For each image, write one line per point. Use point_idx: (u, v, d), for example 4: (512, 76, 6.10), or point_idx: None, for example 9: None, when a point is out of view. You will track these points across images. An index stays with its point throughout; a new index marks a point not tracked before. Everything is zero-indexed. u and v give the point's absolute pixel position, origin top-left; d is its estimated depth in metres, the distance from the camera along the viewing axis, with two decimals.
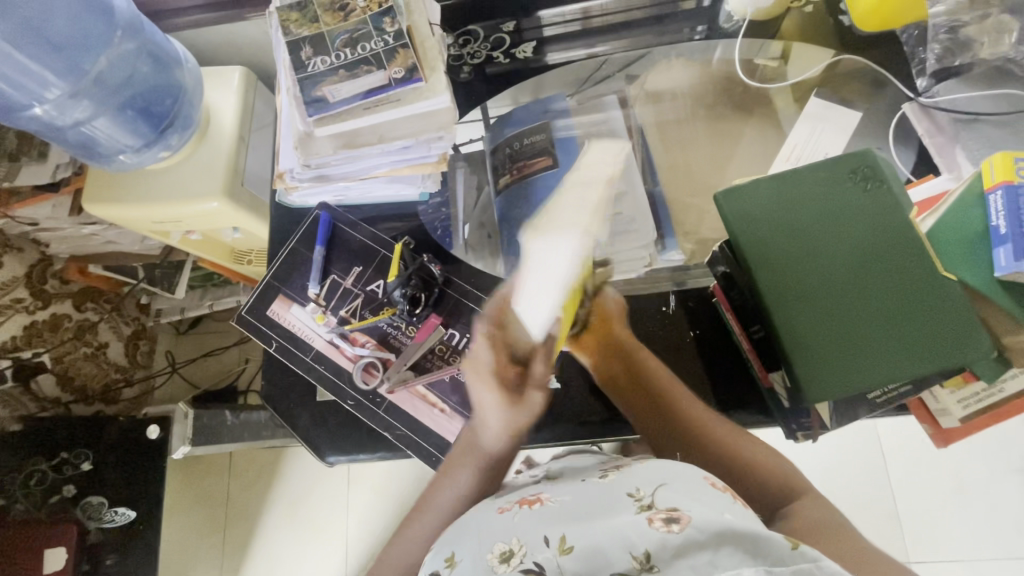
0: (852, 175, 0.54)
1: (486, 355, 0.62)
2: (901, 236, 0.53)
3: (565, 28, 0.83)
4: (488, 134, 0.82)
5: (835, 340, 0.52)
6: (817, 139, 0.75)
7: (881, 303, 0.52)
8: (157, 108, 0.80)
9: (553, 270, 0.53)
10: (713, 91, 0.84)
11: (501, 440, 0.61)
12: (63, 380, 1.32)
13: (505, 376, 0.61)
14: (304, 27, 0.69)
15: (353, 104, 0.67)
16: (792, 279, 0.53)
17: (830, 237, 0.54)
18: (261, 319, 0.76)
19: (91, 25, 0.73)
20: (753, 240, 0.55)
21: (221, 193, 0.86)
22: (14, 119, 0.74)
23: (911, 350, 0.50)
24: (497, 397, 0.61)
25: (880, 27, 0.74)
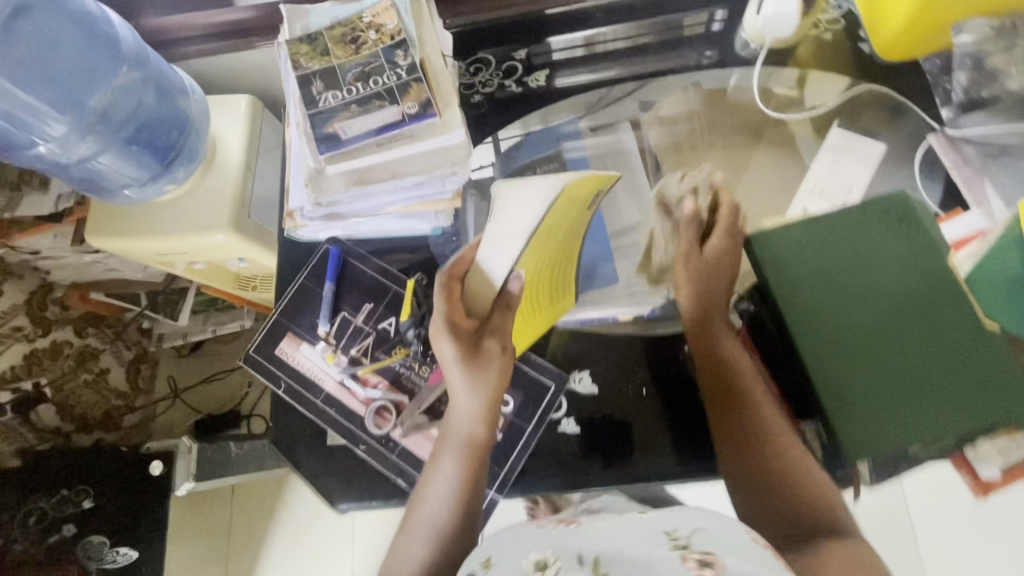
0: (884, 218, 0.53)
1: (441, 312, 0.61)
2: (933, 282, 0.51)
3: (572, 54, 0.85)
4: (498, 162, 0.82)
5: (871, 386, 0.50)
6: (840, 170, 0.73)
7: (920, 350, 0.50)
8: (162, 141, 0.77)
9: (518, 218, 0.52)
10: (733, 117, 0.80)
11: (473, 418, 0.61)
12: (64, 408, 1.31)
13: (461, 331, 0.60)
14: (314, 60, 0.68)
15: (366, 141, 0.64)
16: (827, 324, 0.52)
17: (864, 280, 0.52)
18: (269, 358, 0.75)
19: (94, 60, 0.70)
20: (785, 285, 0.53)
21: (227, 225, 0.84)
22: (19, 157, 0.73)
23: (956, 400, 0.48)
24: (458, 350, 0.60)
25: (896, 55, 0.73)
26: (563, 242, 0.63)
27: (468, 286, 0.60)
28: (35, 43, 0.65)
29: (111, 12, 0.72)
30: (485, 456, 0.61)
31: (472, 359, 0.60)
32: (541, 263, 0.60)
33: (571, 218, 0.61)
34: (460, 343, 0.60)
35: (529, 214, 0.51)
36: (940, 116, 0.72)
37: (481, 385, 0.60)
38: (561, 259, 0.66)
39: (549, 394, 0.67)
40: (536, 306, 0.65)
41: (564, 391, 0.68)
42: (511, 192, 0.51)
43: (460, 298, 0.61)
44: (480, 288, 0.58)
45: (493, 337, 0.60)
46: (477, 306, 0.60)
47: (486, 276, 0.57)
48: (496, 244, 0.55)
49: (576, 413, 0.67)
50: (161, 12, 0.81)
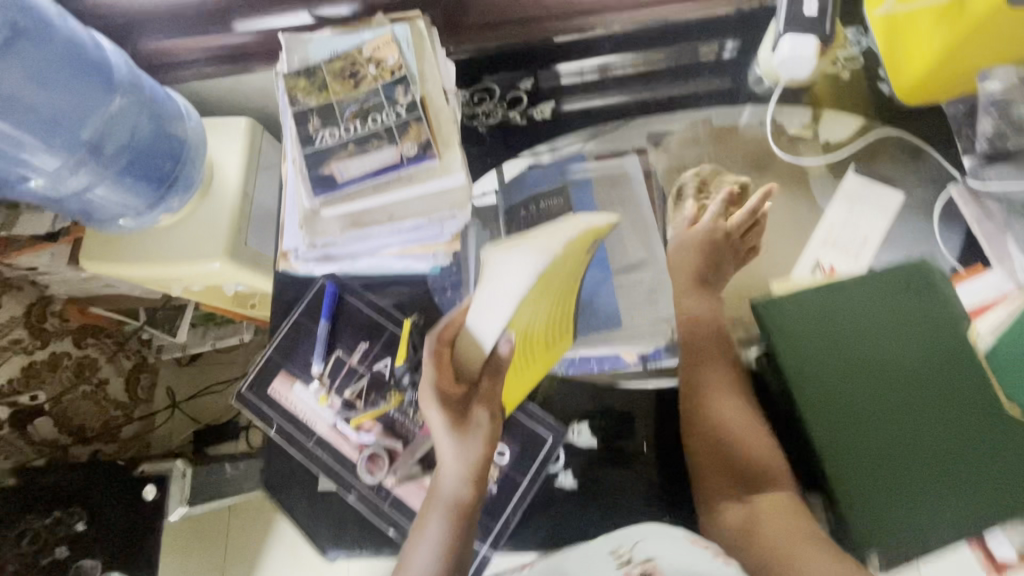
0: (900, 288, 0.52)
1: (430, 375, 0.62)
2: (942, 363, 0.50)
3: (581, 80, 0.81)
4: (501, 193, 0.78)
5: (883, 474, 0.48)
6: (854, 219, 0.70)
7: (929, 431, 0.48)
8: (156, 172, 0.75)
9: (507, 282, 0.55)
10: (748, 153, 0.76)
11: (460, 480, 0.61)
12: (62, 421, 1.32)
13: (450, 397, 0.61)
14: (311, 95, 0.66)
15: (362, 183, 0.62)
16: (839, 397, 0.50)
17: (878, 352, 0.50)
18: (262, 398, 0.73)
19: (83, 93, 0.68)
20: (797, 352, 0.51)
21: (223, 254, 0.82)
22: (17, 188, 0.73)
23: (962, 487, 0.47)
24: (443, 417, 0.61)
25: (921, 100, 0.71)
26: (563, 302, 0.64)
27: (456, 352, 0.61)
28: (22, 80, 0.64)
29: (103, 40, 0.69)
30: (472, 519, 0.61)
31: (459, 426, 0.61)
32: (538, 322, 0.61)
33: (566, 281, 0.62)
34: (448, 409, 0.61)
35: (520, 272, 0.54)
36: (962, 163, 0.69)
37: (467, 451, 0.61)
38: (562, 316, 0.64)
39: (547, 446, 0.66)
40: (532, 363, 0.64)
41: (562, 443, 0.66)
42: (498, 261, 0.57)
43: (449, 364, 0.62)
44: (470, 349, 0.60)
45: (481, 403, 0.61)
46: (467, 370, 0.61)
47: (474, 338, 0.59)
48: (490, 302, 0.57)
49: (574, 466, 0.66)
50: (159, 37, 0.77)
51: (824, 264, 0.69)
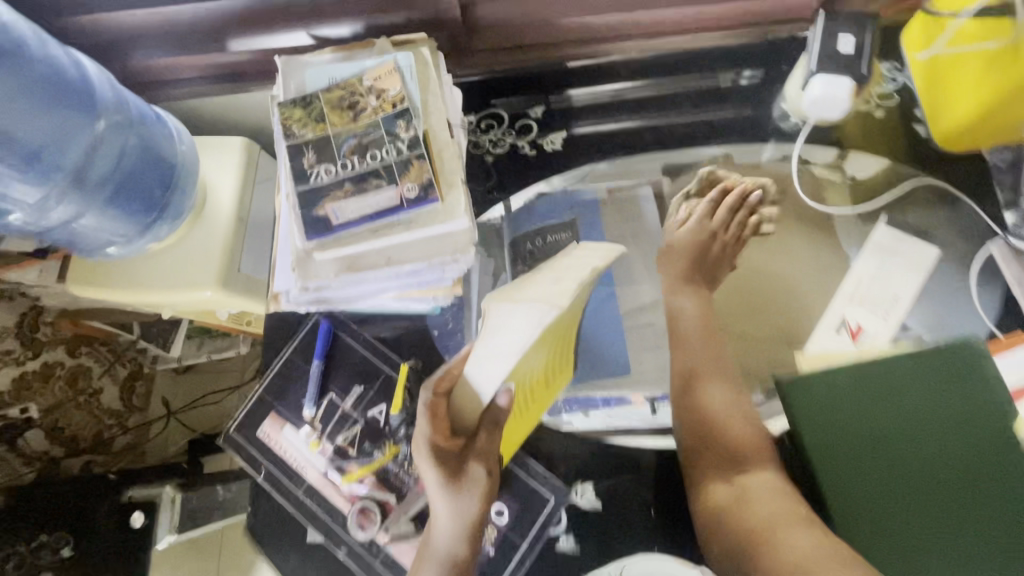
0: (937, 371, 0.52)
1: (424, 429, 0.58)
2: (964, 450, 0.50)
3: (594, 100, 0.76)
4: (507, 220, 0.75)
5: (884, 540, 0.49)
6: (886, 274, 0.67)
7: (954, 518, 0.49)
8: (145, 200, 0.71)
9: (507, 333, 0.52)
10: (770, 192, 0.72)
11: (453, 537, 0.57)
12: (54, 432, 1.31)
13: (448, 451, 0.58)
14: (307, 127, 0.62)
15: (359, 226, 0.58)
16: (864, 474, 0.51)
17: (906, 433, 0.51)
18: (251, 442, 0.70)
19: (63, 118, 0.62)
20: (823, 425, 0.52)
21: (215, 283, 0.78)
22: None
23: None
24: (438, 474, 0.58)
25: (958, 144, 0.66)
26: (561, 350, 0.64)
27: (454, 403, 0.57)
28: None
29: (83, 62, 0.64)
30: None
31: (456, 480, 0.58)
32: (536, 373, 0.59)
33: (565, 330, 0.62)
34: (444, 465, 0.58)
35: (527, 329, 0.50)
36: (1004, 221, 0.66)
37: (464, 508, 0.58)
38: (559, 362, 0.64)
39: (548, 507, 0.63)
40: (529, 411, 0.63)
41: (564, 505, 0.63)
42: (500, 312, 0.54)
43: (445, 416, 0.59)
44: (468, 403, 0.56)
45: (477, 459, 0.59)
46: (463, 424, 0.58)
47: (473, 388, 0.55)
48: (490, 355, 0.53)
49: (577, 529, 0.62)
50: (152, 54, 0.71)
51: (851, 322, 0.66)
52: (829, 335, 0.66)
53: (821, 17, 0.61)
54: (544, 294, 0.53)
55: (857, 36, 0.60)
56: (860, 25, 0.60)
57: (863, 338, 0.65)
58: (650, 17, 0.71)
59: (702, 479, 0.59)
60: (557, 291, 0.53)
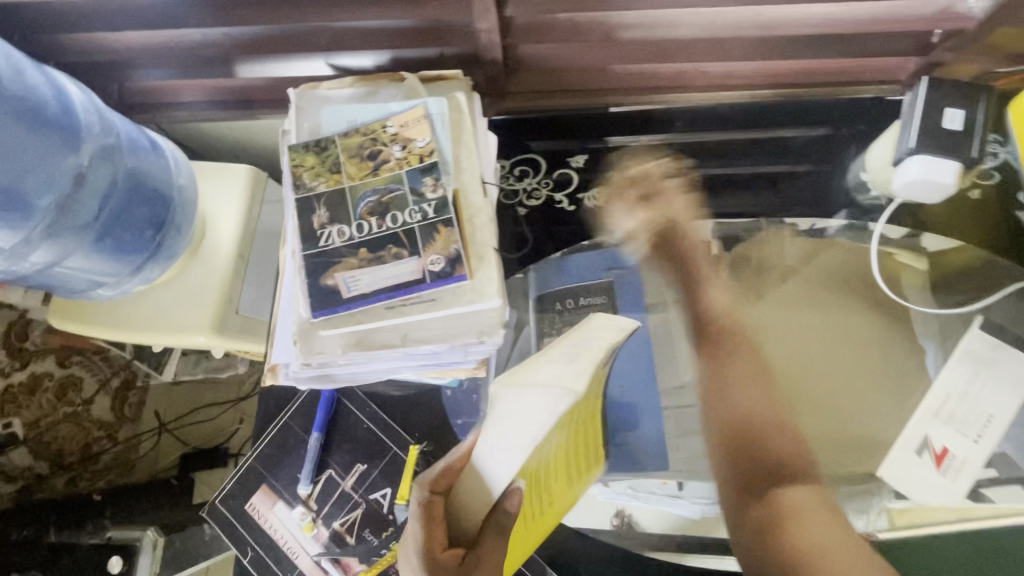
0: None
1: (415, 534, 0.48)
2: None
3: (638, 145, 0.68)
4: (536, 275, 0.68)
5: None
6: (977, 388, 0.57)
7: None
8: (132, 242, 0.63)
9: (527, 429, 0.44)
10: (831, 266, 0.66)
11: None
12: (38, 448, 1.24)
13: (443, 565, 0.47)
14: (320, 178, 0.54)
15: (373, 301, 0.51)
16: None
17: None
18: (238, 516, 0.62)
19: (40, 157, 0.54)
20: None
21: (209, 328, 0.70)
22: None
23: None
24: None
25: None
26: (584, 434, 0.56)
27: (460, 502, 0.48)
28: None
29: (68, 89, 0.57)
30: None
31: None
32: (551, 465, 0.50)
33: (591, 398, 0.53)
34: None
35: (537, 422, 0.44)
36: None
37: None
38: (588, 450, 0.58)
39: None
40: (543, 511, 0.54)
41: None
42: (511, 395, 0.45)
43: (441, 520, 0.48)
44: (474, 497, 0.47)
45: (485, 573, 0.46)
46: (465, 524, 0.49)
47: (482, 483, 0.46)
48: (497, 452, 0.45)
49: None
50: (154, 75, 0.64)
51: (934, 444, 0.57)
52: (906, 456, 0.57)
53: (923, 85, 0.53)
54: (553, 373, 0.46)
55: (965, 110, 0.52)
56: (967, 100, 0.52)
57: (949, 465, 0.56)
58: (716, 69, 0.62)
59: (750, 525, 0.53)
60: (573, 371, 0.47)
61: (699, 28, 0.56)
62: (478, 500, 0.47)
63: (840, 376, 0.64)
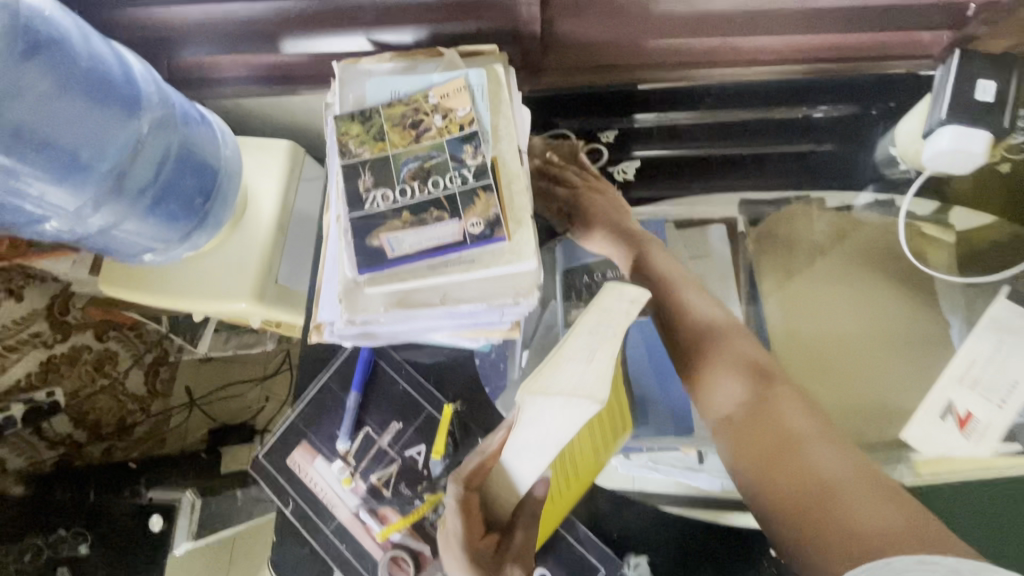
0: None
1: (455, 527, 0.49)
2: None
3: (663, 120, 0.70)
4: (562, 252, 0.69)
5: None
6: (1001, 360, 0.58)
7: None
8: (184, 209, 0.67)
9: (554, 431, 0.39)
10: (840, 249, 0.67)
11: None
12: (76, 417, 1.27)
13: (479, 554, 0.49)
14: (365, 145, 0.56)
15: (416, 261, 0.53)
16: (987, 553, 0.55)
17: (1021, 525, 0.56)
18: (280, 470, 0.66)
19: (102, 124, 0.57)
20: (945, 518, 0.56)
21: (251, 295, 0.74)
22: (31, 231, 0.63)
23: None
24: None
25: None
26: (608, 414, 0.55)
27: (490, 497, 0.49)
28: (29, 106, 0.52)
29: (130, 59, 0.60)
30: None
31: None
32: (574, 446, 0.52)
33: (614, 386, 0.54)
34: (477, 569, 0.49)
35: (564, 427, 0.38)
36: None
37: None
38: (614, 425, 0.58)
39: None
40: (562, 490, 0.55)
41: None
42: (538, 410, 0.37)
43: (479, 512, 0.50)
44: (503, 492, 0.47)
45: (517, 558, 0.50)
46: (500, 513, 0.50)
47: (511, 478, 0.45)
48: (532, 450, 0.42)
49: None
50: (202, 50, 0.67)
51: (958, 409, 0.58)
52: (930, 421, 0.59)
53: (955, 57, 0.54)
54: (575, 377, 0.37)
55: (996, 82, 0.53)
56: (1001, 73, 0.53)
57: (971, 430, 0.57)
58: (751, 44, 0.62)
59: (722, 411, 0.59)
60: (604, 371, 0.37)
61: (732, 2, 0.57)
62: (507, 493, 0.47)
63: (852, 346, 0.64)
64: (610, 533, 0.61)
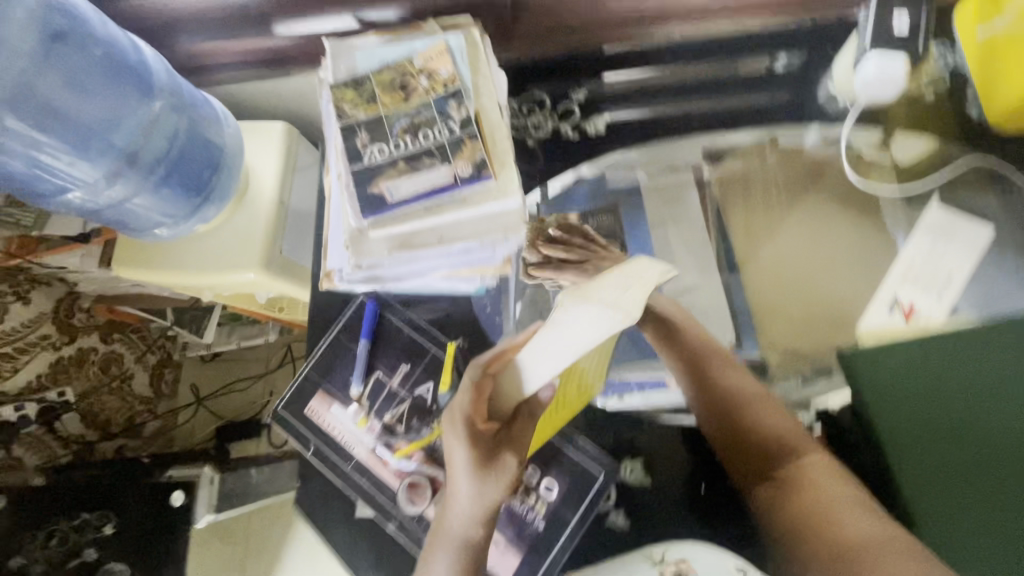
0: (994, 355, 0.54)
1: (465, 404, 0.55)
2: (981, 435, 0.52)
3: (630, 81, 0.77)
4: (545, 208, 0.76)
5: (926, 474, 0.53)
6: (938, 256, 0.67)
7: (971, 475, 0.52)
8: (195, 181, 0.72)
9: (569, 340, 0.41)
10: (792, 180, 0.75)
11: (470, 519, 0.56)
12: (87, 415, 1.29)
13: (481, 435, 0.54)
14: (359, 108, 0.62)
15: (414, 204, 0.59)
16: (908, 431, 0.54)
17: (966, 412, 0.53)
18: (299, 418, 0.71)
19: (117, 101, 0.63)
20: (881, 386, 0.55)
21: (258, 264, 0.79)
22: (54, 204, 0.70)
23: (987, 523, 0.51)
24: (469, 457, 0.54)
25: (999, 115, 0.67)
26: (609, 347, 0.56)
27: (495, 388, 0.52)
28: (53, 86, 0.59)
29: (141, 42, 0.66)
30: (481, 558, 0.57)
31: (483, 469, 0.54)
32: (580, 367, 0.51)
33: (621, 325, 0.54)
34: (477, 447, 0.54)
35: (582, 338, 0.40)
36: None
37: (487, 491, 0.55)
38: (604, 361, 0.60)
39: (598, 483, 0.64)
40: (556, 409, 0.57)
41: (613, 481, 0.64)
42: (571, 310, 0.42)
43: (487, 397, 0.55)
44: (506, 389, 0.50)
45: (511, 445, 0.54)
46: (501, 406, 0.53)
47: (518, 377, 0.47)
48: (542, 353, 0.44)
49: (626, 506, 0.64)
50: (196, 37, 0.73)
51: (904, 303, 0.66)
52: (879, 314, 0.67)
53: None
54: (614, 296, 0.42)
55: (907, 14, 0.61)
56: (912, 5, 0.61)
57: (916, 318, 0.65)
58: None
59: (731, 450, 0.62)
60: (632, 297, 0.42)
61: None
62: (512, 391, 0.49)
63: (806, 257, 0.72)
64: (607, 443, 0.66)
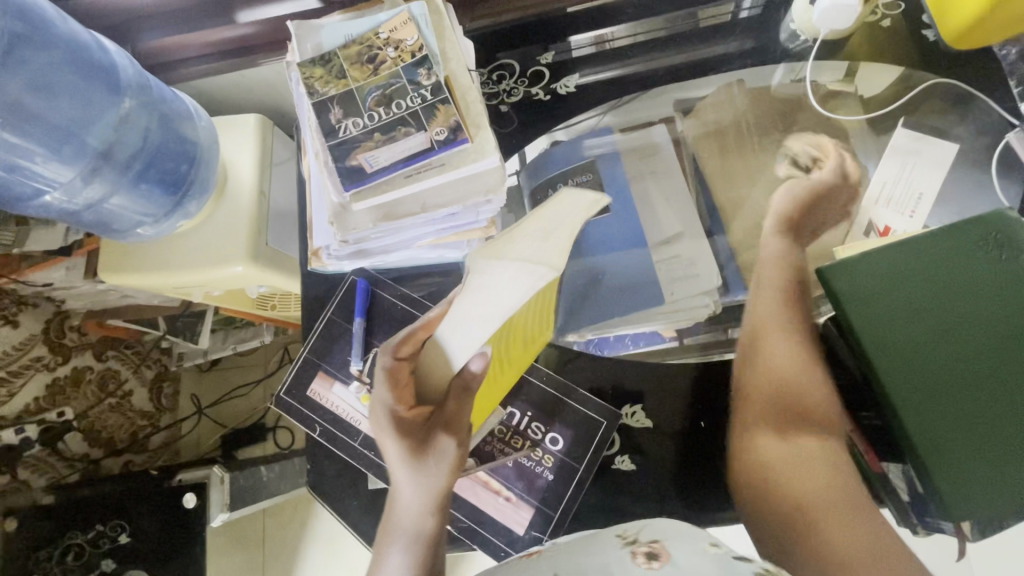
0: (981, 246, 0.51)
1: (384, 396, 0.55)
2: (975, 339, 0.49)
3: (596, 40, 0.78)
4: (525, 173, 0.76)
5: (915, 390, 0.49)
6: (908, 176, 0.69)
7: (963, 387, 0.49)
8: (172, 175, 0.72)
9: (498, 305, 0.41)
10: (765, 119, 0.75)
11: (418, 509, 0.56)
12: (91, 436, 1.29)
13: (406, 422, 0.55)
14: (329, 84, 0.62)
15: (393, 172, 0.60)
16: (898, 345, 0.50)
17: (959, 315, 0.50)
18: (301, 401, 0.71)
19: (89, 98, 0.64)
20: (867, 295, 0.51)
21: (246, 257, 0.78)
22: (26, 207, 0.69)
23: (983, 440, 0.48)
24: (400, 449, 0.55)
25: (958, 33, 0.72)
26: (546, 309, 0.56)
27: (414, 376, 0.53)
28: (21, 86, 0.58)
29: (106, 41, 0.66)
30: (437, 553, 0.56)
31: (418, 454, 0.55)
32: (519, 325, 0.49)
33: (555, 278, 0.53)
34: (407, 437, 0.55)
35: (508, 300, 0.41)
36: (1020, 111, 0.69)
37: (429, 481, 0.56)
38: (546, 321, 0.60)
39: (601, 431, 0.65)
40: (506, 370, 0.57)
41: (616, 428, 0.66)
42: (492, 270, 0.41)
43: (407, 384, 0.55)
44: (430, 373, 0.50)
45: (444, 430, 0.55)
46: (427, 391, 0.53)
47: (443, 352, 0.46)
48: (470, 324, 0.43)
49: (630, 449, 0.65)
50: (162, 34, 0.73)
51: (879, 225, 0.68)
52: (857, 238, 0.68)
53: None
54: (531, 250, 0.42)
55: None
56: None
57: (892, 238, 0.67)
58: None
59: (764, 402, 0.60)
60: (551, 249, 0.42)
61: None
62: (435, 368, 0.48)
63: None
64: (607, 392, 0.67)
